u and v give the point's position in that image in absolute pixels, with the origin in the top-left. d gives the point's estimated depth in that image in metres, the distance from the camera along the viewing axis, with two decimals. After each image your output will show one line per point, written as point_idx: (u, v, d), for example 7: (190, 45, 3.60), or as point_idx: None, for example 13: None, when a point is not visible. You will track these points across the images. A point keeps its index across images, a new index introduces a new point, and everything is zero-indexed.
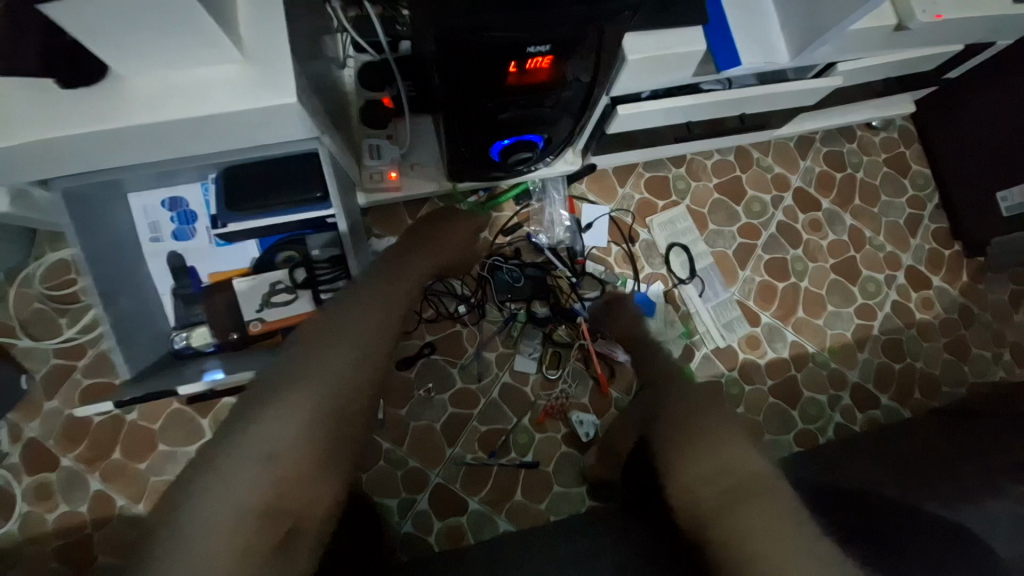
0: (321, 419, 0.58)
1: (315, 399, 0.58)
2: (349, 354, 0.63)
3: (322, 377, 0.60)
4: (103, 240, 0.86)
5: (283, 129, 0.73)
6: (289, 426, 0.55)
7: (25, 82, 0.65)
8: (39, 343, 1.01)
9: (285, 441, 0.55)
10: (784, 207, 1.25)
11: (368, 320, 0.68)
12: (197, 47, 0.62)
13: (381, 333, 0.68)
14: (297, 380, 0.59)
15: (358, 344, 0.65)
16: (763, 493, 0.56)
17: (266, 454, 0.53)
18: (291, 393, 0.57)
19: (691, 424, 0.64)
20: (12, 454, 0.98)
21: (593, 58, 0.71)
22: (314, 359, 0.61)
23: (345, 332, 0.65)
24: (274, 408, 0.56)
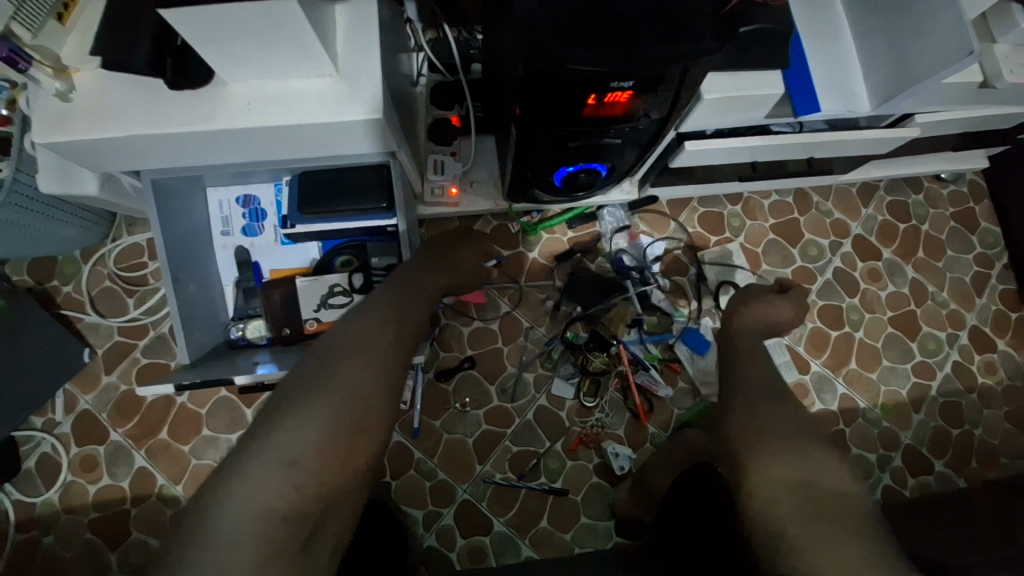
0: (344, 426, 0.57)
1: (337, 403, 0.57)
2: (373, 362, 0.62)
3: (347, 384, 0.59)
4: (182, 229, 0.90)
5: (362, 140, 0.76)
6: (312, 433, 0.55)
7: (134, 80, 0.69)
8: (106, 319, 1.06)
9: (307, 446, 0.54)
10: (842, 253, 1.21)
11: (387, 326, 0.67)
12: (297, 59, 0.66)
13: (401, 337, 0.67)
14: (318, 386, 0.58)
15: (381, 351, 0.64)
16: (856, 517, 0.50)
17: (289, 459, 0.53)
18: (312, 398, 0.57)
19: (775, 434, 0.57)
20: (66, 423, 1.03)
21: (670, 96, 0.71)
22: (338, 364, 0.60)
23: (366, 338, 0.64)
24: (298, 413, 0.56)
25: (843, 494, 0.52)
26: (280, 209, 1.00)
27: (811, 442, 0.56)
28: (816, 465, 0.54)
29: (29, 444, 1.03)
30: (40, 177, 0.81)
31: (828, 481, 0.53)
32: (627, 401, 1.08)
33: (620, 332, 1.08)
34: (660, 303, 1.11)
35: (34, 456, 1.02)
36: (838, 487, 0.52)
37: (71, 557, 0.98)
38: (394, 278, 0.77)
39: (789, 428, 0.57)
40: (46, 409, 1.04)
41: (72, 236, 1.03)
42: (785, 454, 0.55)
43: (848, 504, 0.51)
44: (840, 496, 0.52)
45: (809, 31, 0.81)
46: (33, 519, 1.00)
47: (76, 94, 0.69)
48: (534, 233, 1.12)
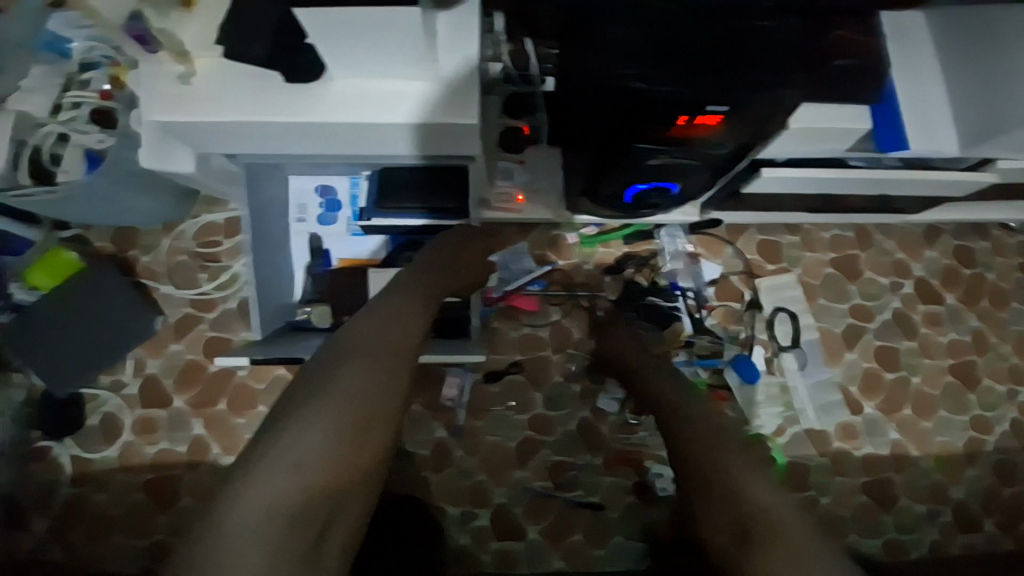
0: (348, 424, 0.55)
1: (342, 401, 0.56)
2: (377, 359, 0.61)
3: (350, 384, 0.58)
4: (266, 211, 0.96)
5: (451, 143, 0.81)
6: (315, 432, 0.53)
7: (250, 69, 0.74)
8: (179, 290, 1.12)
9: (314, 444, 0.53)
10: (902, 294, 1.18)
11: (396, 324, 0.66)
12: (406, 63, 0.70)
13: (406, 334, 0.65)
14: (325, 385, 0.57)
15: (385, 348, 0.63)
16: (778, 532, 0.52)
17: (296, 458, 0.51)
18: (317, 397, 0.56)
19: (694, 455, 0.61)
20: (131, 385, 1.09)
21: (759, 123, 0.72)
22: (341, 364, 0.59)
23: (372, 337, 0.63)
24: (302, 415, 0.54)
25: (765, 504, 0.54)
26: (354, 201, 1.05)
27: (734, 456, 0.59)
28: (739, 484, 0.57)
29: (94, 402, 1.08)
30: (143, 153, 0.84)
31: (749, 491, 0.55)
32: None
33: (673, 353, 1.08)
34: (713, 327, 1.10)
35: (96, 414, 1.07)
36: (764, 502, 0.55)
37: (121, 515, 1.02)
38: (407, 278, 0.76)
39: (705, 448, 0.61)
40: (115, 369, 1.09)
41: (158, 209, 1.10)
42: (709, 474, 0.58)
43: (776, 515, 0.54)
44: (765, 509, 0.54)
45: (903, 67, 0.80)
46: (88, 474, 1.05)
47: (195, 79, 0.74)
48: (589, 246, 1.15)
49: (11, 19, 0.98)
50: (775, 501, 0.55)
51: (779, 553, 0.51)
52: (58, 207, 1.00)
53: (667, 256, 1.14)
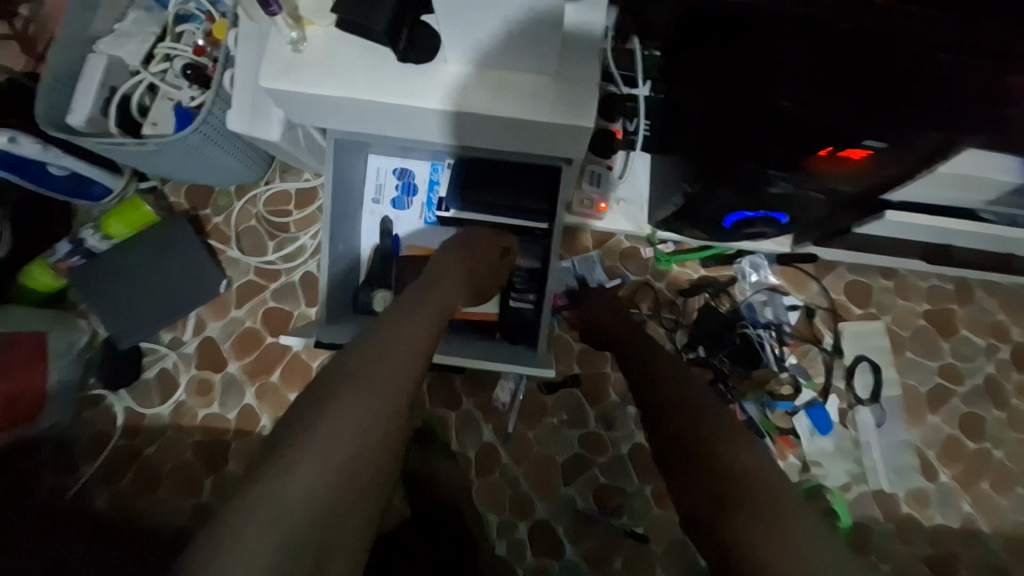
0: (331, 485, 0.48)
1: (338, 436, 0.50)
2: (372, 404, 0.53)
3: (340, 434, 0.50)
4: (346, 187, 0.94)
5: (555, 143, 0.76)
6: (296, 495, 0.46)
7: (362, 44, 0.71)
8: (246, 256, 1.12)
9: (301, 505, 0.46)
10: (998, 359, 1.09)
11: (398, 360, 0.58)
12: (528, 55, 0.66)
13: (410, 361, 0.59)
14: (319, 416, 0.50)
15: (382, 389, 0.55)
16: (755, 489, 0.50)
17: (284, 501, 0.45)
18: (309, 429, 0.50)
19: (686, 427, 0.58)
20: (190, 344, 1.09)
21: (911, 165, 0.65)
22: (331, 407, 0.51)
23: (375, 362, 0.56)
24: (282, 475, 0.47)
25: (750, 472, 0.51)
26: (432, 188, 1.01)
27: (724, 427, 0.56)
28: (722, 444, 0.54)
29: (153, 356, 1.08)
30: (233, 115, 0.84)
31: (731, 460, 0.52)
32: None
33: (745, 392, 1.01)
34: (792, 366, 1.03)
35: (155, 368, 1.08)
36: (740, 460, 0.52)
37: (167, 473, 1.03)
38: (419, 295, 0.69)
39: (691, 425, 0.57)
40: (176, 327, 1.10)
41: (234, 172, 1.09)
42: (694, 445, 0.55)
43: (760, 481, 0.51)
44: (747, 477, 0.51)
45: None
46: (140, 427, 1.05)
47: (306, 45, 0.71)
48: (665, 265, 1.09)
49: None
50: (769, 473, 0.51)
51: (760, 521, 0.48)
52: (142, 157, 1.00)
53: (745, 284, 1.08)
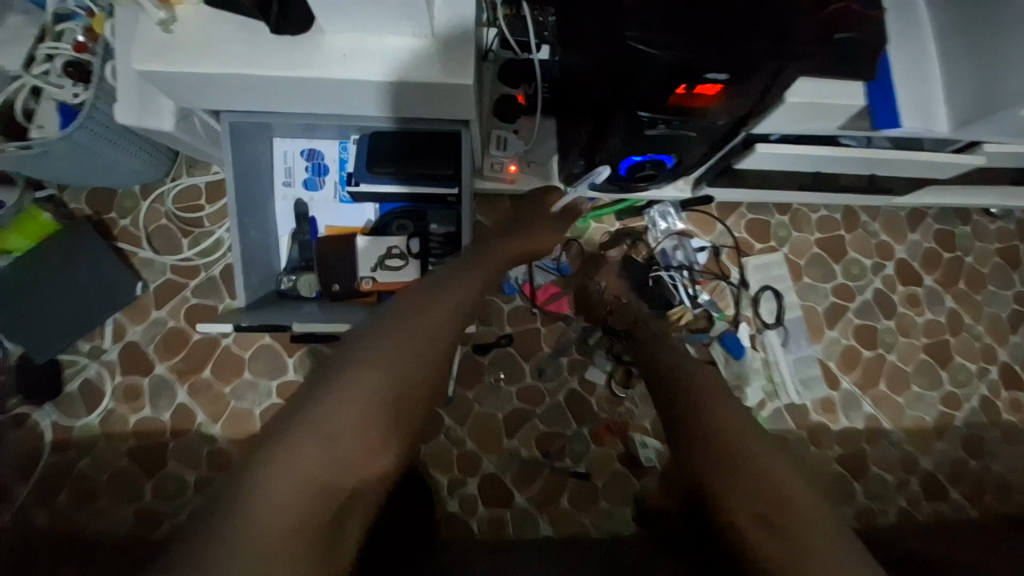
0: (378, 403, 0.54)
1: (386, 367, 0.56)
2: (423, 339, 0.59)
3: (390, 361, 0.56)
4: (249, 175, 0.94)
5: (447, 106, 0.79)
6: (348, 404, 0.53)
7: (236, 20, 0.71)
8: (160, 256, 1.09)
9: (346, 413, 0.52)
10: (884, 275, 1.21)
11: (446, 308, 0.63)
12: (399, 17, 0.67)
13: (450, 328, 0.62)
14: (365, 356, 0.56)
15: (430, 328, 0.60)
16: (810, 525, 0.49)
17: (335, 419, 0.52)
18: (356, 374, 0.54)
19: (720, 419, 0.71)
20: (111, 351, 1.06)
21: (758, 94, 0.72)
22: (383, 338, 0.58)
23: (417, 322, 0.60)
24: (336, 388, 0.53)
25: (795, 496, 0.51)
26: (343, 166, 1.02)
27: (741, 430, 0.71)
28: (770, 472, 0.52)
29: (73, 368, 1.05)
30: (119, 108, 0.81)
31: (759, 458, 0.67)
32: None
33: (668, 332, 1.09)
34: (705, 301, 1.12)
35: (77, 380, 1.04)
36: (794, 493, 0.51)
37: (102, 483, 0.99)
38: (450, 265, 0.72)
39: (748, 435, 0.56)
40: (95, 335, 1.06)
41: (138, 169, 1.05)
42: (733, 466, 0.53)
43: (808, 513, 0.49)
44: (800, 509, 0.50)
45: (897, 40, 0.82)
46: (67, 441, 1.01)
47: (178, 25, 0.71)
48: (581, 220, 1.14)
49: None
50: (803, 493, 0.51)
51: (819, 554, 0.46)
52: (31, 163, 0.95)
53: (654, 232, 1.15)
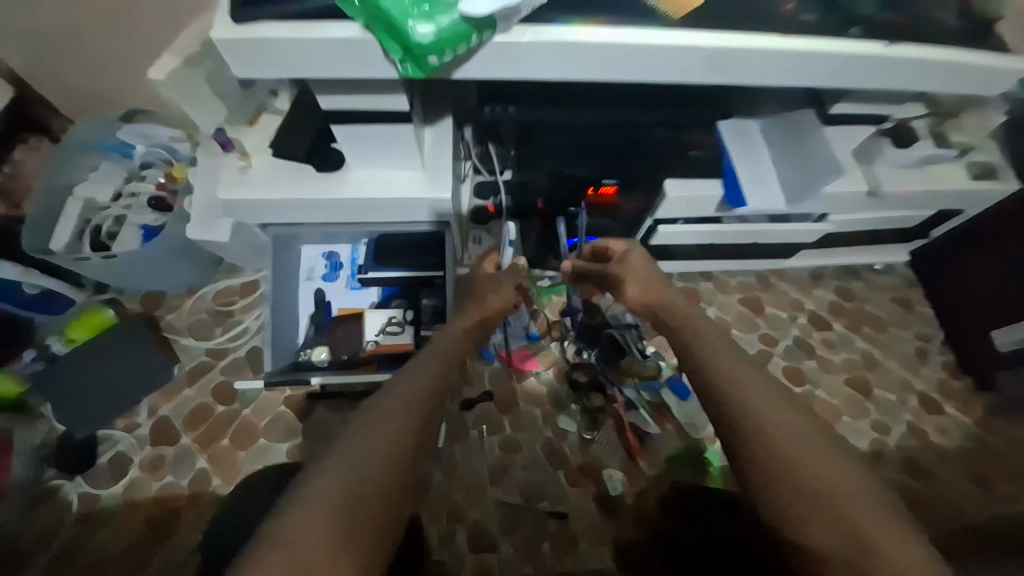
0: (340, 505, 0.58)
1: (351, 466, 0.60)
2: (388, 433, 0.63)
3: (353, 461, 0.60)
4: (280, 272, 1.23)
5: (432, 213, 1.10)
6: (311, 509, 0.57)
7: (290, 165, 1.04)
8: (198, 342, 1.31)
9: (307, 518, 0.56)
10: (800, 324, 1.47)
11: (416, 395, 0.68)
12: (403, 158, 1.02)
13: (400, 430, 0.64)
14: (332, 456, 0.61)
15: (398, 424, 0.64)
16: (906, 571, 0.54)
17: (298, 521, 0.56)
18: (299, 490, 0.58)
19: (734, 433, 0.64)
20: (143, 426, 1.22)
21: (642, 194, 1.09)
22: (349, 436, 0.63)
23: (386, 418, 0.64)
24: (301, 492, 0.58)
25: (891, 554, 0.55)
26: (354, 263, 1.31)
27: (802, 442, 0.62)
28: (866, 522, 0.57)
29: (106, 443, 1.20)
30: (191, 227, 1.13)
31: (779, 447, 0.61)
32: (622, 439, 1.23)
33: (625, 382, 1.25)
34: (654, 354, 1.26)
35: (108, 454, 1.19)
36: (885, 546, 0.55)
37: (117, 551, 1.11)
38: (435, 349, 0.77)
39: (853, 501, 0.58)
40: (131, 413, 1.24)
41: (190, 273, 1.33)
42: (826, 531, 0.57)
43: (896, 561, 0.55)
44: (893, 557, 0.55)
45: (736, 144, 1.09)
46: (92, 512, 1.14)
47: (250, 169, 1.04)
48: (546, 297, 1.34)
49: (89, 126, 1.30)
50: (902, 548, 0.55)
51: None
52: (110, 271, 1.23)
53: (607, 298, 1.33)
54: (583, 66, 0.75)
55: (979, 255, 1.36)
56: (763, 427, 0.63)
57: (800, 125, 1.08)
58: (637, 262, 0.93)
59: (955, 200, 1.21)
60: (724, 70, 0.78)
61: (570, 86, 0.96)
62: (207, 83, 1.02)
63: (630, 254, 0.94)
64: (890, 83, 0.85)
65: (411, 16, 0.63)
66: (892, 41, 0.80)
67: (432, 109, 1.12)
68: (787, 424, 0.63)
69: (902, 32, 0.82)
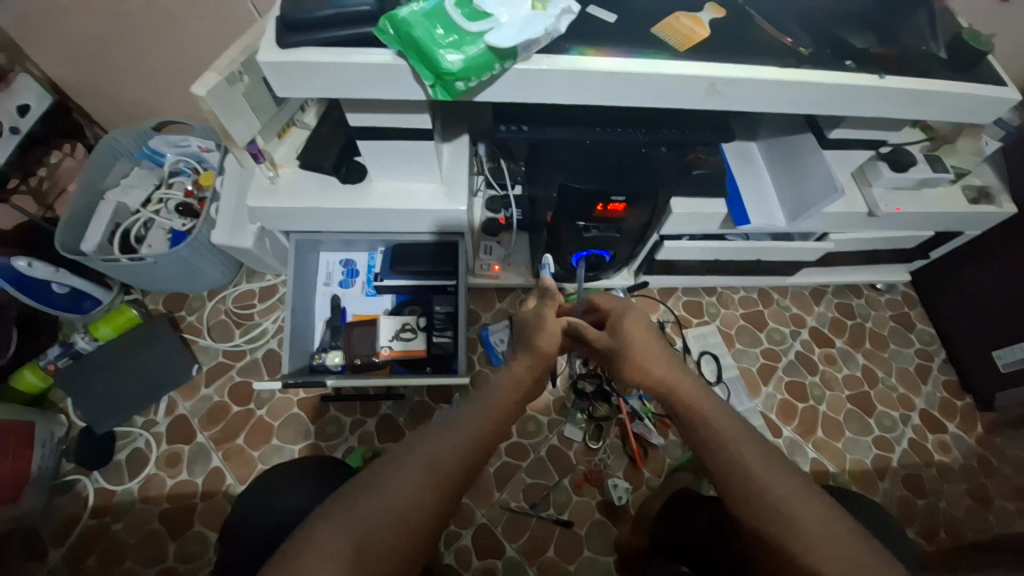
0: (378, 532, 0.56)
1: (397, 496, 0.58)
2: (436, 470, 0.61)
3: (400, 491, 0.59)
4: (301, 278, 1.28)
5: (449, 223, 1.15)
6: (351, 533, 0.55)
7: (317, 176, 1.11)
8: (217, 342, 1.37)
9: (344, 541, 0.55)
10: (802, 339, 1.50)
11: (469, 433, 0.65)
12: (423, 171, 1.08)
13: (422, 503, 0.59)
14: (381, 480, 0.59)
15: (447, 460, 0.62)
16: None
17: (336, 542, 0.54)
18: (307, 556, 0.53)
19: (780, 548, 0.58)
20: (161, 423, 1.27)
21: (648, 213, 1.15)
22: (399, 464, 0.61)
23: (439, 454, 0.62)
24: (344, 513, 0.56)
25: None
26: (370, 270, 1.37)
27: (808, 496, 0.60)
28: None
29: (125, 439, 1.25)
30: (217, 232, 1.19)
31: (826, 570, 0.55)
32: (626, 447, 1.26)
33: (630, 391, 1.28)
34: None
35: (126, 449, 1.23)
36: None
37: (132, 543, 1.14)
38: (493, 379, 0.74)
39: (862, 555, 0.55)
40: (149, 410, 1.28)
41: (213, 277, 1.39)
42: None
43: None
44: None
45: (738, 173, 1.21)
46: (108, 506, 1.17)
47: (278, 178, 1.10)
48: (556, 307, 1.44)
49: (125, 136, 1.38)
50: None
51: None
52: (138, 273, 1.28)
53: None
54: (594, 94, 0.81)
55: (979, 275, 1.39)
56: (801, 535, 0.57)
57: (804, 148, 1.09)
58: (636, 321, 0.80)
59: (952, 221, 1.25)
60: (726, 99, 0.84)
61: (582, 108, 1.02)
62: (244, 98, 1.00)
63: (626, 314, 0.81)
64: (884, 112, 0.90)
65: (441, 46, 0.69)
66: (884, 74, 0.86)
67: (450, 126, 1.18)
68: (856, 563, 0.55)
69: (892, 65, 0.88)
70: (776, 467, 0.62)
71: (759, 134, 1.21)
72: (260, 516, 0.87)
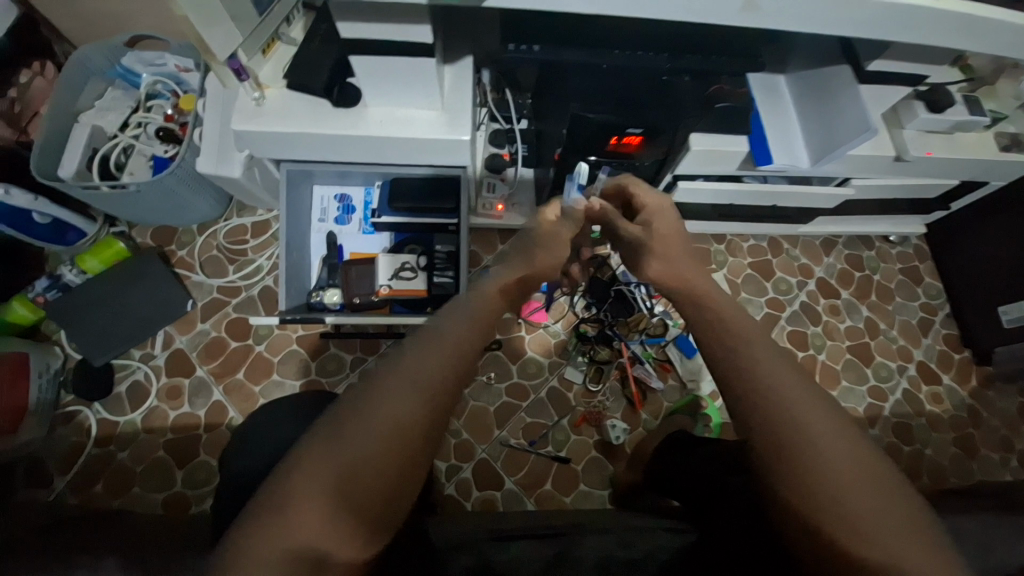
0: (363, 459, 0.55)
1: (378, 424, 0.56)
2: (419, 394, 0.58)
3: (382, 418, 0.57)
4: (295, 213, 1.21)
5: (451, 156, 1.08)
6: (333, 462, 0.55)
7: (306, 99, 1.01)
8: (210, 278, 1.33)
9: (327, 470, 0.54)
10: (807, 290, 1.48)
11: (449, 353, 0.61)
12: (423, 97, 0.99)
13: (406, 426, 0.57)
14: (359, 410, 0.57)
15: (429, 384, 0.59)
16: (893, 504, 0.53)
17: (319, 472, 0.54)
18: (297, 486, 0.54)
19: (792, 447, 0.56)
20: (159, 357, 1.26)
21: (664, 149, 1.08)
22: (378, 393, 0.58)
23: (419, 378, 0.59)
24: (325, 445, 0.56)
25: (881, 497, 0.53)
26: (367, 207, 1.31)
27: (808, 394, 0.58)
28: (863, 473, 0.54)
29: (123, 372, 1.24)
30: (203, 160, 1.11)
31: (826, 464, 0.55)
32: (625, 390, 1.27)
33: (631, 335, 1.28)
34: (661, 311, 1.30)
35: (125, 382, 1.23)
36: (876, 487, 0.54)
37: (140, 471, 1.16)
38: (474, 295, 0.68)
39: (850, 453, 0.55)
40: (146, 344, 1.27)
41: (202, 210, 1.33)
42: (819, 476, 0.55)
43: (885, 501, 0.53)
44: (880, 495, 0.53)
45: (765, 108, 1.12)
46: (112, 435, 1.19)
47: (266, 100, 1.01)
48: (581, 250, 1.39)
49: (94, 50, 1.25)
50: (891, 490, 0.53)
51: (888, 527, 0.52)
52: (122, 203, 1.22)
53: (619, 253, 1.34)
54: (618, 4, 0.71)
55: (997, 230, 1.34)
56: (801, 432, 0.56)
57: (840, 81, 0.99)
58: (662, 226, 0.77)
59: (982, 169, 1.18)
60: (765, 15, 0.75)
61: (599, 27, 0.91)
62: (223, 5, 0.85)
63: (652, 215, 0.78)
64: (936, 40, 0.80)
65: None
66: None
67: (453, 47, 1.07)
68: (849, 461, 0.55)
69: None
70: (780, 410, 0.58)
71: (790, 65, 1.11)
72: (263, 447, 0.88)
